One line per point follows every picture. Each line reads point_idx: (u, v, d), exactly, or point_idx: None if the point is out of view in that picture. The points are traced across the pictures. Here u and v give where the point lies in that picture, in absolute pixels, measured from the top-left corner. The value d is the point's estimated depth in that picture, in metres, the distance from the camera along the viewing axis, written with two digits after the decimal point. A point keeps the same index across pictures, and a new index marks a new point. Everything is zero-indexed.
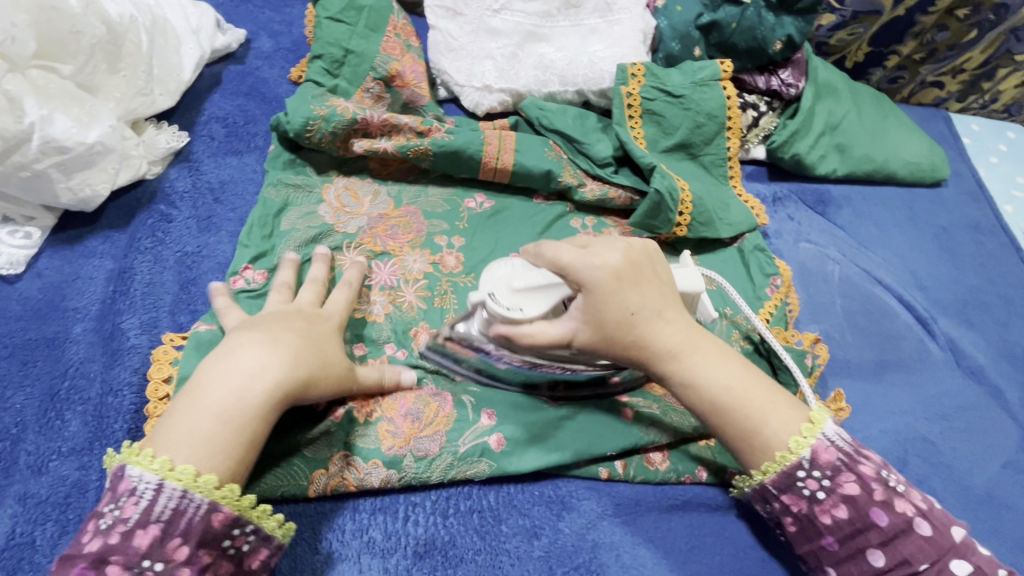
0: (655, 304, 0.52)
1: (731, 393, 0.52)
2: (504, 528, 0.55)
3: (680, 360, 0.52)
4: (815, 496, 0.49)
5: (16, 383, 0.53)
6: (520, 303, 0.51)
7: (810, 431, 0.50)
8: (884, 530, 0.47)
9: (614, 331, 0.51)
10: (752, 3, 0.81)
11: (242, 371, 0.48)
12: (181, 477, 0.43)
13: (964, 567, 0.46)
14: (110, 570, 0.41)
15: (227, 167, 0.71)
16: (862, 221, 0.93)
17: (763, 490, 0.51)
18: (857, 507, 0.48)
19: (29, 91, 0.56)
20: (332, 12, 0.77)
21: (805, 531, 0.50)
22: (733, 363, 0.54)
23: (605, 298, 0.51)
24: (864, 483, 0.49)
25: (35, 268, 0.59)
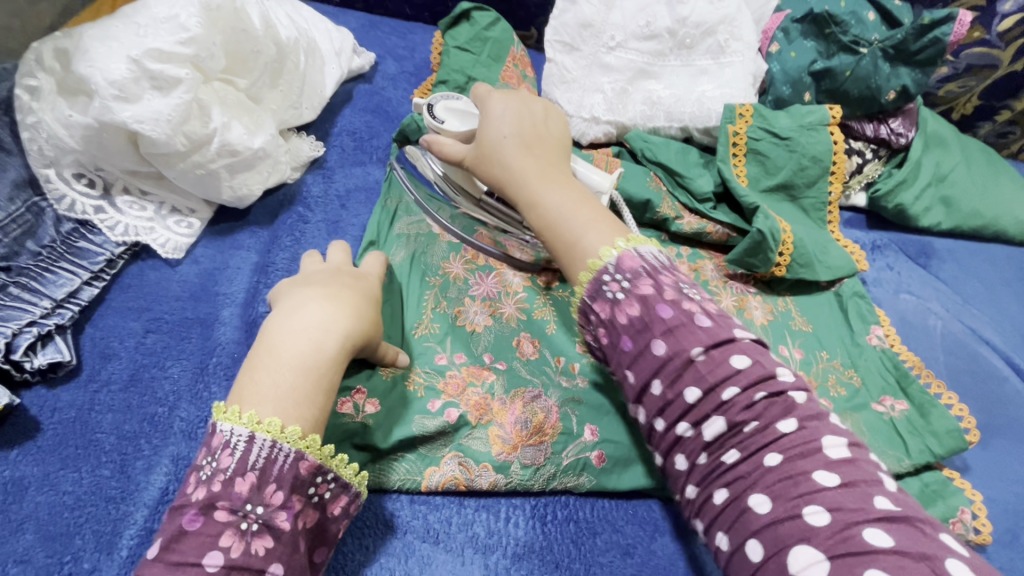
0: (524, 138, 0.58)
1: (563, 211, 0.56)
2: (599, 542, 0.57)
3: (527, 181, 0.57)
4: (615, 296, 0.51)
5: (173, 355, 0.59)
6: (445, 117, 0.62)
7: (622, 244, 0.53)
8: (671, 328, 0.49)
9: (482, 149, 0.58)
10: (869, 53, 0.82)
11: (311, 325, 0.51)
12: (269, 429, 0.46)
13: (747, 365, 0.47)
14: (218, 514, 0.44)
15: (353, 176, 0.77)
16: (966, 277, 0.90)
17: (582, 302, 0.54)
18: (649, 306, 0.50)
19: (215, 100, 0.63)
20: (459, 42, 0.84)
21: (610, 338, 0.52)
22: (583, 195, 0.57)
23: (488, 123, 0.59)
24: (660, 288, 0.51)
25: (193, 255, 0.66)
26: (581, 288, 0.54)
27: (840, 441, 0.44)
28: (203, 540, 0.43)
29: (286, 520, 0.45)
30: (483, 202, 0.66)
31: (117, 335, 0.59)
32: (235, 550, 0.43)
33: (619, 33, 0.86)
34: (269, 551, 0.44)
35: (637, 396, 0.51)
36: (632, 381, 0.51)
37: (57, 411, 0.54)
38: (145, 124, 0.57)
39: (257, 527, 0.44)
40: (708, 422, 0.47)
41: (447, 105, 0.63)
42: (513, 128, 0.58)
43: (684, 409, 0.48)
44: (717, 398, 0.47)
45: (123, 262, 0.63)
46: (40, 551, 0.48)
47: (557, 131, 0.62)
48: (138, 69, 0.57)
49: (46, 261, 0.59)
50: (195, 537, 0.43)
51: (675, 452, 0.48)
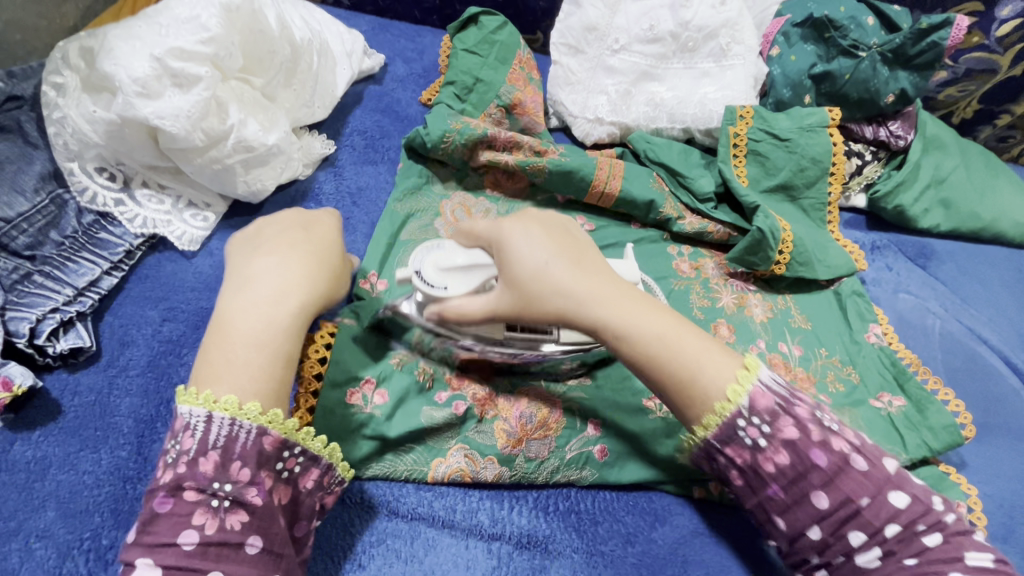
0: (566, 261, 0.55)
1: (665, 342, 0.53)
2: (601, 530, 0.59)
3: (605, 317, 0.53)
4: (755, 443, 0.51)
5: (189, 343, 0.61)
6: (442, 279, 0.56)
7: (746, 377, 0.51)
8: (824, 472, 0.50)
9: (525, 289, 0.53)
10: (868, 57, 0.83)
11: (261, 298, 0.52)
12: (226, 407, 0.47)
13: (905, 497, 0.49)
14: (186, 495, 0.46)
15: (363, 174, 0.79)
16: (965, 278, 0.91)
17: (707, 444, 0.53)
18: (799, 452, 0.50)
19: (233, 98, 0.66)
20: (467, 45, 0.86)
21: (753, 483, 0.52)
22: (665, 314, 0.55)
23: (518, 259, 0.54)
24: (802, 427, 0.51)
25: (208, 247, 0.68)
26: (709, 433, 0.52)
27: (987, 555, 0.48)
28: (176, 520, 0.45)
29: (258, 495, 0.47)
30: (509, 340, 0.60)
31: (135, 323, 0.61)
32: (210, 527, 0.45)
33: (623, 36, 0.88)
34: (245, 526, 0.46)
35: (786, 536, 0.52)
36: (781, 524, 0.51)
37: (77, 395, 0.56)
38: (166, 120, 0.59)
39: (228, 505, 0.46)
40: (864, 551, 0.49)
41: (435, 263, 0.57)
42: (556, 256, 0.55)
43: (843, 549, 0.49)
44: (879, 535, 0.48)
45: (141, 253, 0.65)
46: (62, 528, 0.49)
47: (595, 252, 0.59)
48: (160, 67, 0.59)
49: (68, 252, 0.61)
50: (167, 517, 0.45)
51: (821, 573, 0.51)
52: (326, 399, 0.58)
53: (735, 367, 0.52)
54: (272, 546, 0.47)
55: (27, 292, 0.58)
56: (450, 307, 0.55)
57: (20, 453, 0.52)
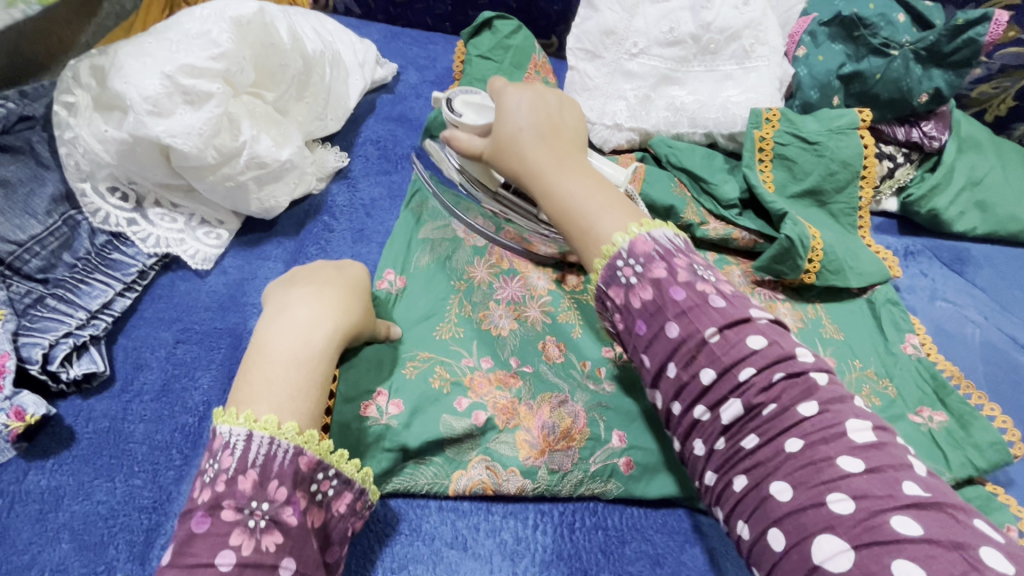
0: (538, 122, 0.56)
1: (576, 195, 0.53)
2: (628, 551, 0.57)
3: (542, 171, 0.54)
4: (628, 281, 0.49)
5: (204, 365, 0.59)
6: (463, 113, 0.61)
7: (635, 227, 0.50)
8: (682, 309, 0.47)
9: (496, 139, 0.56)
10: (900, 55, 0.79)
11: (300, 323, 0.53)
12: (266, 426, 0.46)
13: (765, 345, 0.45)
14: (225, 513, 0.43)
15: (377, 185, 0.77)
16: (1005, 283, 0.87)
17: (595, 289, 0.51)
18: (663, 289, 0.47)
19: (245, 113, 0.64)
20: (481, 51, 0.84)
21: (625, 322, 0.50)
22: (598, 182, 0.55)
23: (506, 114, 0.57)
24: (673, 269, 0.48)
25: (221, 265, 0.66)
26: (597, 278, 0.51)
27: (866, 424, 0.42)
28: (214, 540, 0.42)
29: (293, 515, 0.45)
30: (500, 194, 0.63)
31: (149, 345, 0.60)
32: (246, 548, 0.42)
33: (642, 39, 0.85)
34: (280, 547, 0.44)
35: (655, 384, 0.49)
36: (648, 366, 0.49)
37: (91, 421, 0.55)
38: (177, 138, 0.58)
39: (264, 524, 0.44)
40: (725, 404, 0.45)
41: (465, 101, 0.62)
42: (529, 117, 0.56)
43: (702, 395, 0.46)
44: (732, 379, 0.45)
45: (154, 273, 0.64)
46: (76, 561, 0.48)
47: (577, 125, 0.59)
48: (171, 84, 0.58)
49: (81, 274, 0.60)
50: (205, 538, 0.42)
51: (693, 435, 0.47)
52: (341, 415, 0.57)
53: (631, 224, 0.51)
54: (305, 568, 0.44)
55: (39, 316, 0.57)
56: (459, 136, 0.59)
57: (34, 482, 0.51)
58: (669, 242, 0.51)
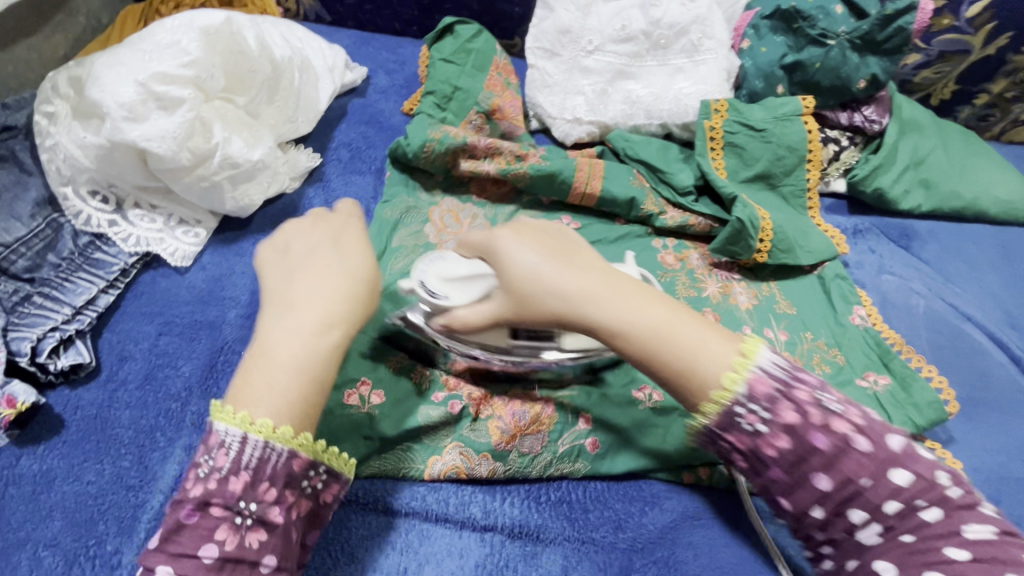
0: (558, 264, 0.55)
1: (660, 334, 0.52)
2: (591, 517, 0.61)
3: (600, 310, 0.53)
4: (755, 430, 0.49)
5: (185, 355, 0.63)
6: (445, 289, 0.60)
7: (741, 363, 0.50)
8: (826, 455, 0.47)
9: (520, 295, 0.54)
10: (836, 45, 0.84)
11: (305, 328, 0.51)
12: (261, 430, 0.47)
13: (911, 478, 0.46)
14: (213, 510, 0.47)
15: (351, 184, 0.82)
16: (949, 256, 0.92)
17: (707, 432, 0.51)
18: (798, 435, 0.48)
19: (216, 116, 0.68)
20: (445, 54, 0.88)
21: (754, 466, 0.50)
22: (660, 303, 0.54)
23: (511, 262, 0.55)
24: (801, 409, 0.48)
25: (201, 262, 0.70)
26: (710, 421, 0.51)
27: (987, 526, 0.45)
28: (201, 533, 0.46)
29: (279, 514, 0.48)
30: (515, 349, 0.61)
31: (132, 338, 0.63)
32: (230, 542, 0.46)
33: (596, 37, 0.90)
34: (263, 543, 0.47)
35: (793, 518, 0.50)
36: (786, 507, 0.50)
37: (79, 409, 0.58)
38: (153, 141, 0.62)
39: (251, 522, 0.47)
40: (864, 526, 0.47)
41: (441, 277, 0.60)
42: (541, 257, 0.55)
43: (846, 525, 0.47)
44: (875, 511, 0.46)
45: (136, 270, 0.67)
46: (68, 536, 0.52)
47: (587, 251, 0.58)
48: (145, 91, 0.62)
49: (65, 273, 0.64)
50: (194, 530, 0.47)
51: (822, 545, 0.49)
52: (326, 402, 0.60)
53: (732, 354, 0.51)
54: (284, 563, 0.48)
55: (27, 312, 0.60)
56: (456, 314, 0.58)
57: (27, 466, 0.55)
58: (777, 367, 0.51)
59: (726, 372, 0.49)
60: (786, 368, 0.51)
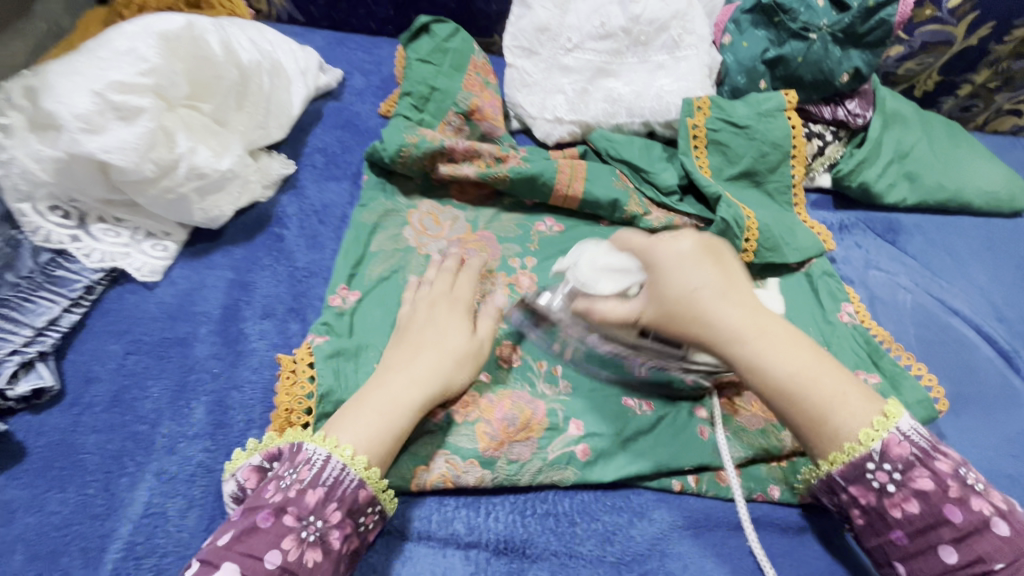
0: (719, 291, 0.55)
1: (803, 381, 0.53)
2: (579, 531, 0.59)
3: (743, 345, 0.54)
4: (884, 488, 0.51)
5: (154, 375, 0.61)
6: (595, 279, 0.58)
7: (880, 424, 0.52)
8: (958, 528, 0.50)
9: (674, 313, 0.54)
10: (819, 38, 0.83)
11: (400, 380, 0.58)
12: (343, 453, 0.52)
13: None
14: (285, 517, 0.49)
15: (327, 191, 0.79)
16: (935, 250, 0.92)
17: (832, 481, 0.54)
18: (930, 503, 0.50)
19: (180, 126, 0.65)
20: (421, 54, 0.85)
21: (874, 524, 0.53)
22: (803, 349, 0.55)
23: (668, 278, 0.55)
24: (939, 480, 0.51)
25: (170, 276, 0.68)
26: (833, 469, 0.53)
27: None
28: (270, 538, 0.48)
29: (337, 539, 0.50)
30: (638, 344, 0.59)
31: (98, 358, 0.61)
32: (292, 553, 0.48)
33: (575, 35, 0.88)
34: (317, 564, 0.48)
35: None
36: (901, 568, 0.52)
37: (43, 435, 0.56)
38: (113, 153, 0.59)
39: (314, 538, 0.49)
40: None
41: (594, 263, 0.59)
42: (703, 279, 0.55)
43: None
44: None
45: (101, 287, 0.65)
46: (30, 570, 0.49)
47: (745, 279, 0.58)
48: (102, 101, 0.59)
49: (26, 292, 0.61)
50: (264, 534, 0.48)
51: None
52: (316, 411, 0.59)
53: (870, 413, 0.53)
54: None
55: None
56: (598, 309, 0.56)
57: None
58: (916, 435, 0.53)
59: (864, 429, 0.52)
60: (927, 437, 0.53)
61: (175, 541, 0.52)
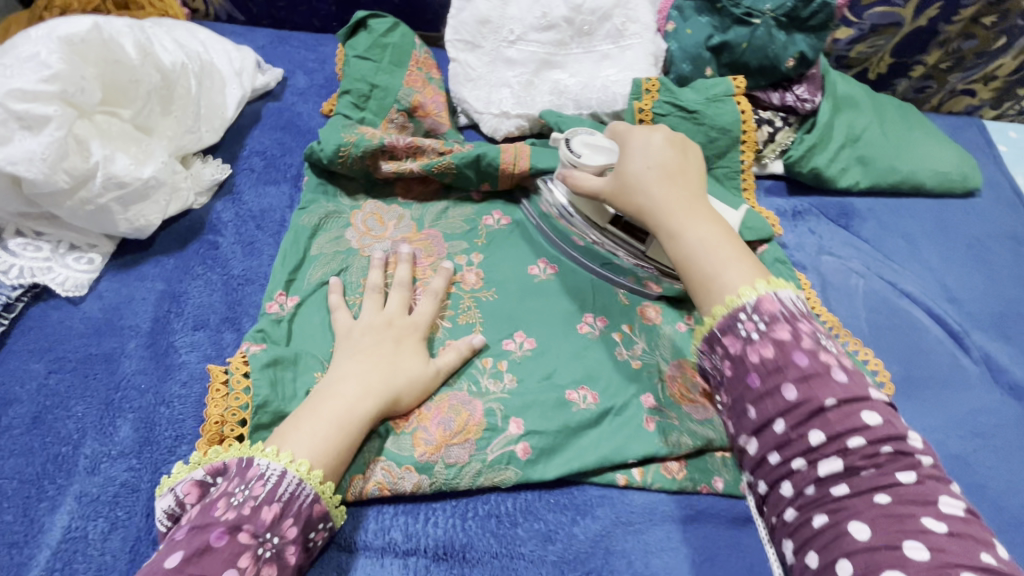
0: (665, 168, 0.60)
1: (706, 243, 0.55)
2: (520, 532, 0.58)
3: (667, 208, 0.58)
4: (750, 335, 0.50)
5: (77, 394, 0.58)
6: (583, 153, 0.68)
7: (763, 287, 0.51)
8: (807, 374, 0.48)
9: (623, 175, 0.62)
10: (762, 23, 0.82)
11: (352, 391, 0.57)
12: (299, 468, 0.51)
13: (883, 424, 0.46)
14: (241, 536, 0.47)
15: (265, 195, 0.77)
16: (888, 233, 0.92)
17: (709, 333, 0.53)
18: (784, 349, 0.49)
19: (94, 133, 0.63)
20: (359, 51, 0.83)
21: (736, 373, 0.51)
22: (722, 228, 0.57)
23: (629, 150, 0.63)
24: (797, 333, 0.50)
25: (97, 290, 0.65)
26: (714, 324, 0.52)
27: (957, 502, 0.43)
28: (224, 558, 0.46)
29: (293, 555, 0.49)
30: (607, 227, 0.70)
31: (18, 379, 0.59)
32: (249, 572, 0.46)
33: (517, 26, 0.86)
34: None
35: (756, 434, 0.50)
36: (752, 419, 0.50)
37: None
38: (19, 165, 0.57)
39: (270, 554, 0.48)
40: (827, 461, 0.46)
41: (583, 140, 0.70)
42: (655, 157, 0.61)
43: (804, 449, 0.47)
44: (843, 448, 0.45)
45: (23, 304, 0.63)
46: None
47: (701, 174, 0.62)
48: (4, 112, 0.58)
49: None
50: (217, 554, 0.46)
51: (783, 479, 0.48)
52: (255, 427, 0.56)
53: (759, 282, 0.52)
54: None
55: None
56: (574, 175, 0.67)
57: None
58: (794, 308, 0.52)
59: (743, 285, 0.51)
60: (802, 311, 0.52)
61: (97, 565, 0.50)
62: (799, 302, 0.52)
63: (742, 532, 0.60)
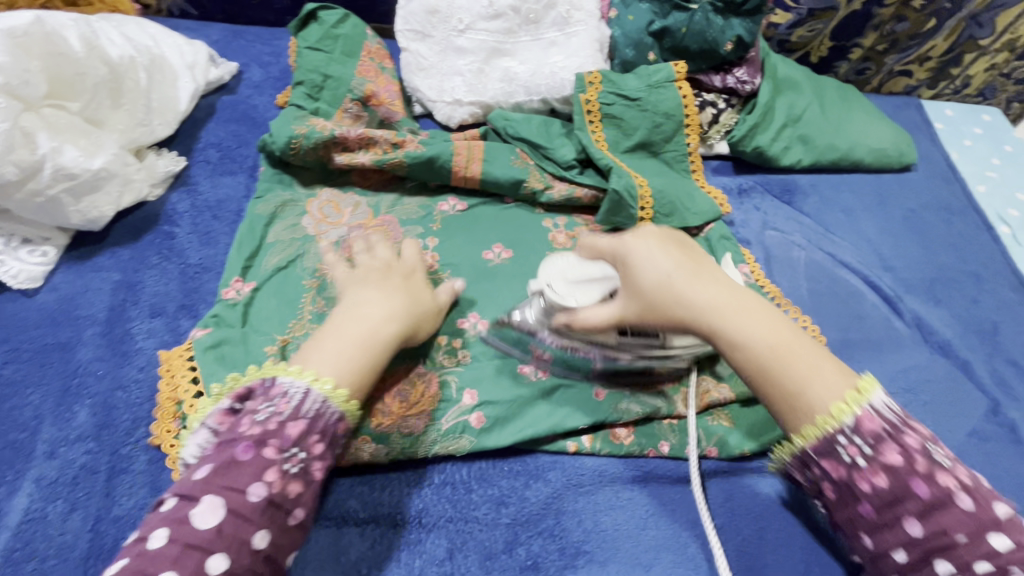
0: (690, 272, 0.57)
1: (777, 351, 0.53)
2: (474, 497, 0.61)
3: (716, 322, 0.55)
4: (854, 461, 0.50)
5: (35, 382, 0.60)
6: (571, 293, 0.61)
7: (855, 397, 0.51)
8: (926, 502, 0.48)
9: (650, 298, 0.57)
10: (699, 9, 0.86)
11: (374, 316, 0.58)
12: (325, 386, 0.53)
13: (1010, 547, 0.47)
14: (267, 450, 0.49)
15: (222, 186, 0.78)
16: (829, 208, 0.97)
17: (802, 453, 0.53)
18: (898, 477, 0.49)
19: (41, 125, 0.64)
20: (310, 42, 0.84)
21: (844, 498, 0.51)
22: (776, 320, 0.55)
23: (637, 266, 0.58)
24: (907, 455, 0.49)
25: (51, 282, 0.66)
26: (806, 444, 0.52)
27: None
28: (252, 471, 0.48)
29: (320, 470, 0.51)
30: (620, 343, 0.62)
31: None
32: (276, 484, 0.48)
33: (466, 16, 0.88)
34: (300, 494, 0.50)
35: (871, 555, 0.51)
36: (868, 545, 0.51)
37: None
38: None
39: (295, 469, 0.50)
40: None
41: (564, 280, 0.62)
42: (672, 263, 0.57)
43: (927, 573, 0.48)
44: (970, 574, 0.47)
45: None
46: None
47: (708, 260, 0.60)
48: None
49: None
50: (244, 467, 0.48)
51: None
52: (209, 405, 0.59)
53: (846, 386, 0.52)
54: (304, 521, 0.50)
55: None
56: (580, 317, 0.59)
57: None
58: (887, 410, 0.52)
59: (836, 402, 0.51)
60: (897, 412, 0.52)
61: (57, 544, 0.52)
62: (887, 398, 0.53)
63: (685, 488, 0.64)
